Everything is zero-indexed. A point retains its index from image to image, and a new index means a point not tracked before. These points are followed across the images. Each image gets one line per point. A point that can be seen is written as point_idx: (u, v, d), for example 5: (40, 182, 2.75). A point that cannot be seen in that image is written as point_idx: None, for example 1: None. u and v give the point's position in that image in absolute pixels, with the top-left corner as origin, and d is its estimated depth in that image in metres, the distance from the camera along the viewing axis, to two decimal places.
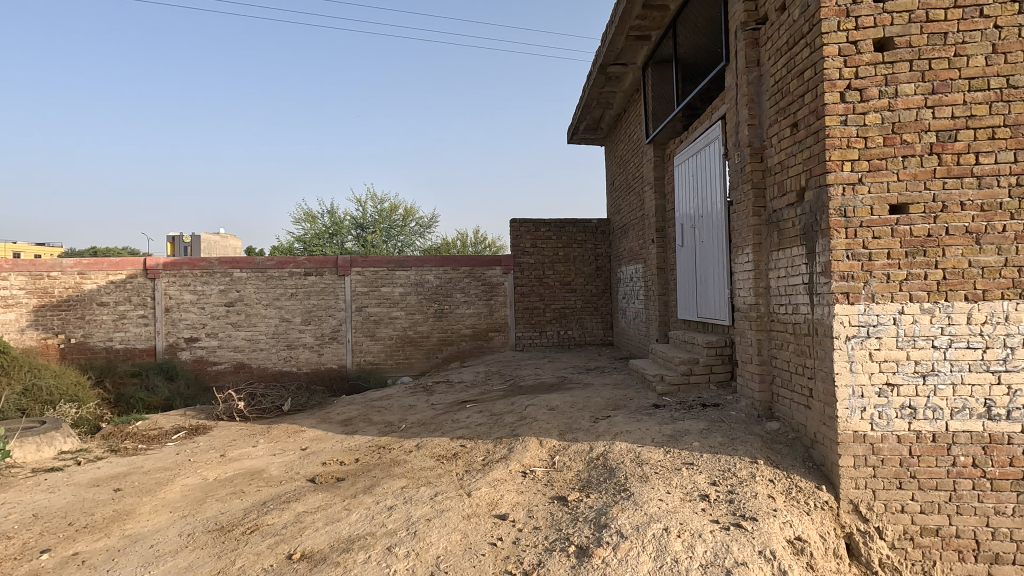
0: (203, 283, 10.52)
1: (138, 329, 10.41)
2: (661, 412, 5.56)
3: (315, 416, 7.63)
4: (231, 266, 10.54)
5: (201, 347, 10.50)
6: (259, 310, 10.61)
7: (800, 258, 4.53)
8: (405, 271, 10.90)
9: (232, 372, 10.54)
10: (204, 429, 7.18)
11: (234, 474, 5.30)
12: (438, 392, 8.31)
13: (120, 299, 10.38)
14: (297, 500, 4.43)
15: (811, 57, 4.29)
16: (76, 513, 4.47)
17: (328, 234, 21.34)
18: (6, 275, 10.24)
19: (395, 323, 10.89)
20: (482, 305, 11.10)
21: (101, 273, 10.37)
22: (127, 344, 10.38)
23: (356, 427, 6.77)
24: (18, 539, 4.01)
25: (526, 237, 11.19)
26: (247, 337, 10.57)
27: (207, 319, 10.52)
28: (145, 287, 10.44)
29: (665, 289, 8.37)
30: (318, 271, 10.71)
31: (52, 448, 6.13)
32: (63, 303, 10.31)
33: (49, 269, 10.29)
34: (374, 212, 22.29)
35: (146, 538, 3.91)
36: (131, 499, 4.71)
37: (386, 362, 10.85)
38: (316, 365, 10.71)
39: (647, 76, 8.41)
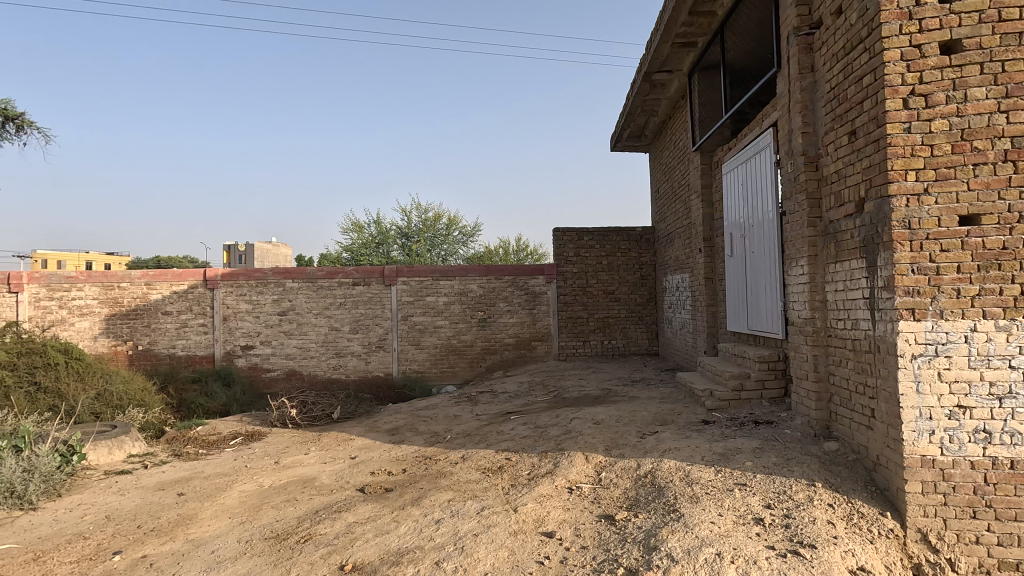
0: (258, 293, 10.96)
1: (199, 337, 10.94)
2: (710, 429, 5.41)
3: (364, 424, 7.81)
4: (284, 276, 10.95)
5: (256, 354, 10.93)
6: (310, 319, 10.96)
7: (860, 271, 4.33)
8: (449, 281, 11.05)
9: (285, 379, 10.92)
10: (259, 435, 7.47)
11: (288, 481, 5.47)
12: (482, 403, 8.34)
13: (183, 308, 10.94)
14: (348, 510, 4.54)
15: (870, 62, 4.11)
16: (144, 516, 4.72)
17: (374, 243, 21.90)
18: (81, 286, 10.92)
19: (440, 331, 11.05)
20: (525, 314, 11.12)
21: (166, 284, 10.95)
22: (188, 351, 10.92)
23: (403, 437, 6.90)
24: (93, 539, 4.27)
25: (569, 246, 11.13)
26: (298, 345, 10.94)
27: (261, 328, 10.95)
28: (205, 297, 10.97)
29: (713, 300, 8.18)
30: (366, 281, 11.00)
31: (122, 451, 6.51)
32: (131, 312, 10.93)
33: (119, 280, 10.96)
34: (419, 221, 22.76)
35: (208, 544, 4.09)
36: (194, 504, 4.95)
37: (431, 371, 11.02)
38: (363, 372, 10.97)
39: (693, 83, 8.24)
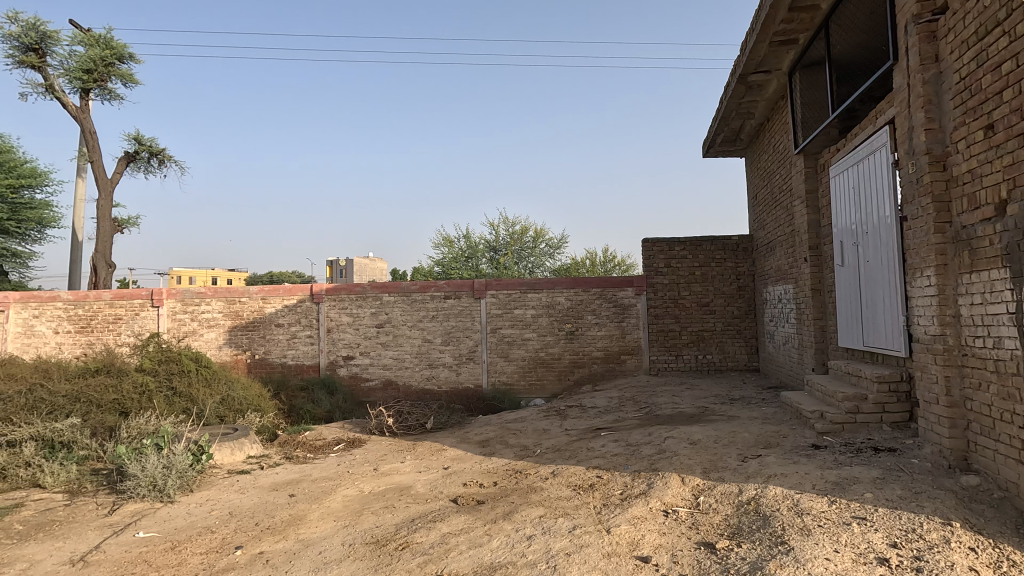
0: (358, 306, 11.64)
1: (306, 347, 11.77)
2: (822, 455, 4.99)
3: (456, 435, 8.00)
4: (381, 291, 11.55)
5: (356, 364, 11.59)
6: (405, 331, 11.46)
7: (1002, 283, 3.82)
8: (537, 293, 11.11)
9: (382, 389, 11.47)
10: (360, 442, 7.89)
11: (386, 488, 5.72)
12: (571, 417, 8.26)
13: (293, 321, 11.84)
14: (443, 520, 4.66)
15: (1010, 48, 3.65)
16: (261, 514, 5.13)
17: (464, 257, 22.56)
18: (208, 301, 12.02)
19: (528, 344, 11.12)
20: (614, 327, 10.91)
21: (278, 298, 11.90)
22: (297, 360, 11.77)
23: (493, 449, 6.98)
24: (219, 533, 4.70)
25: (659, 256, 10.80)
26: (394, 356, 11.46)
27: (361, 339, 11.60)
28: (312, 310, 11.81)
29: (821, 313, 7.57)
30: (456, 294, 11.34)
31: (241, 452, 7.13)
32: (249, 324, 11.97)
33: (240, 295, 12.02)
34: (507, 235, 23.18)
35: (316, 545, 4.36)
36: (303, 506, 5.31)
37: (519, 384, 11.10)
38: (454, 384, 11.27)
39: (794, 82, 7.75)
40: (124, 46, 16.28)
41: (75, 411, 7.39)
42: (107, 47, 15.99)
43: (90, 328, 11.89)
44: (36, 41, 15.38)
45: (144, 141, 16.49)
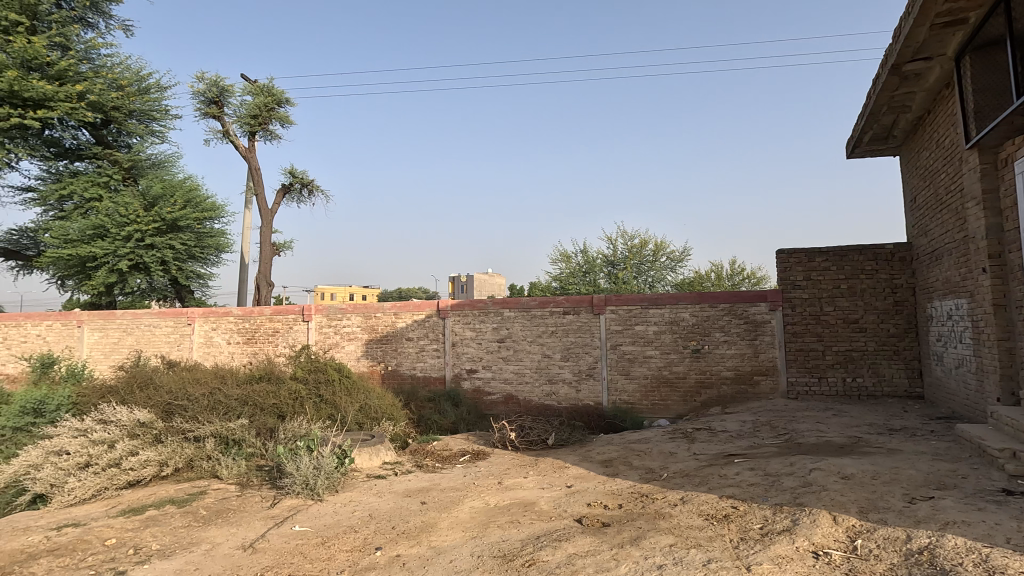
0: (480, 321, 12.06)
1: (433, 360, 12.39)
2: (1018, 502, 4.20)
3: (577, 453, 7.92)
4: (502, 306, 11.87)
5: (479, 378, 11.98)
6: (525, 346, 11.64)
7: None
8: (659, 309, 10.73)
9: (503, 403, 11.72)
10: (484, 455, 8.11)
11: (511, 503, 5.81)
12: (700, 441, 7.80)
13: (421, 335, 12.53)
14: (568, 540, 4.61)
15: None
16: (397, 518, 5.46)
17: (582, 272, 22.51)
18: (348, 316, 13.09)
19: (650, 361, 10.74)
20: (745, 345, 10.17)
21: (409, 313, 12.66)
22: (425, 373, 12.41)
23: (617, 470, 6.81)
24: (361, 533, 5.09)
25: (797, 269, 9.92)
26: (515, 371, 11.69)
27: (483, 353, 11.98)
28: (438, 325, 12.43)
29: (1008, 333, 6.43)
30: (575, 310, 11.32)
31: (378, 457, 7.67)
32: (383, 337, 12.82)
33: (375, 310, 12.96)
34: (625, 249, 22.76)
35: (447, 553, 4.54)
36: (434, 513, 5.56)
37: (641, 403, 10.74)
38: (574, 400, 11.20)
39: (964, 67, 6.76)
40: (282, 92, 18.66)
41: (244, 413, 8.46)
42: (269, 94, 18.44)
43: (255, 339, 13.51)
44: (217, 94, 18.18)
45: (297, 174, 18.66)
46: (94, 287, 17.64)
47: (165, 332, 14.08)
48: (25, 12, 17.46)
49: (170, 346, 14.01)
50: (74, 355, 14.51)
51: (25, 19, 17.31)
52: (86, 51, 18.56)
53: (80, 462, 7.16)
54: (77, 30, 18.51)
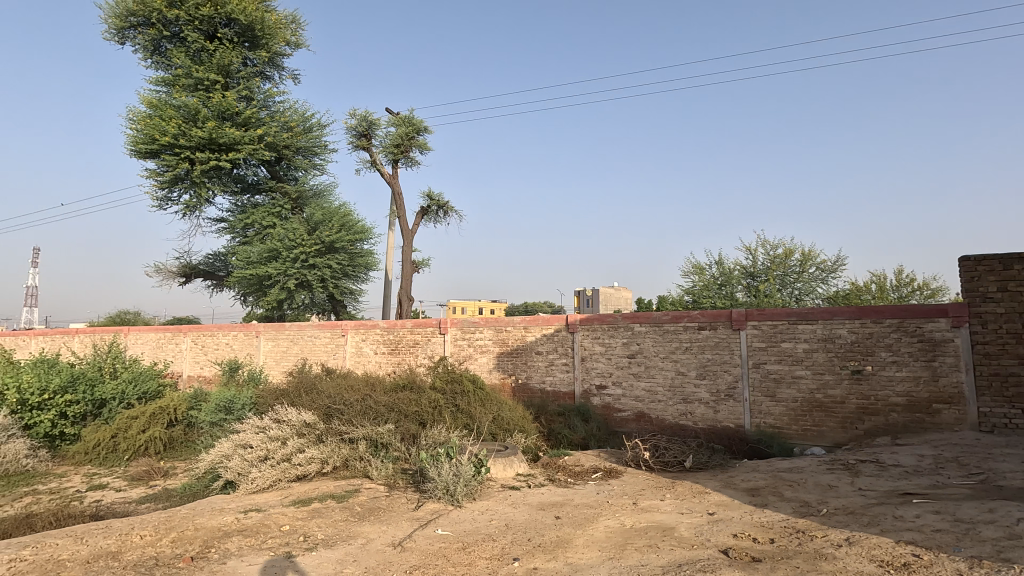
0: (610, 336, 11.83)
1: (562, 374, 12.37)
2: None
3: (719, 479, 7.41)
4: (632, 321, 11.57)
5: (609, 394, 11.74)
6: (658, 363, 11.21)
7: None
8: (810, 325, 9.74)
9: (635, 421, 11.35)
10: (617, 473, 7.92)
11: (648, 526, 5.59)
12: (866, 475, 6.90)
13: (551, 349, 12.58)
14: (713, 572, 4.31)
15: None
16: (532, 531, 5.51)
17: (717, 284, 21.23)
18: (481, 329, 13.44)
19: (801, 383, 9.76)
20: (920, 368, 8.83)
21: (538, 327, 12.76)
22: (554, 387, 12.42)
23: (765, 500, 6.25)
24: (499, 543, 5.21)
25: (988, 278, 8.45)
26: (647, 388, 11.29)
27: (613, 369, 11.73)
28: (567, 339, 12.40)
29: None
30: (712, 325, 10.68)
31: (512, 468, 7.83)
32: (513, 351, 13.04)
33: (506, 324, 13.26)
34: (767, 259, 21.08)
35: (584, 571, 4.49)
36: (569, 529, 5.53)
37: (791, 428, 9.79)
38: (711, 422, 10.53)
39: None
40: (421, 121, 20.21)
41: (391, 418, 9.14)
42: (410, 124, 20.02)
43: (398, 350, 14.55)
44: (366, 128, 20.19)
45: (434, 196, 19.98)
46: (268, 302, 20.33)
47: (324, 342, 15.76)
48: (220, 72, 20.85)
49: (327, 355, 15.64)
50: (254, 361, 16.80)
51: (220, 78, 20.67)
52: (264, 99, 21.66)
53: (261, 456, 8.25)
54: (258, 83, 21.68)
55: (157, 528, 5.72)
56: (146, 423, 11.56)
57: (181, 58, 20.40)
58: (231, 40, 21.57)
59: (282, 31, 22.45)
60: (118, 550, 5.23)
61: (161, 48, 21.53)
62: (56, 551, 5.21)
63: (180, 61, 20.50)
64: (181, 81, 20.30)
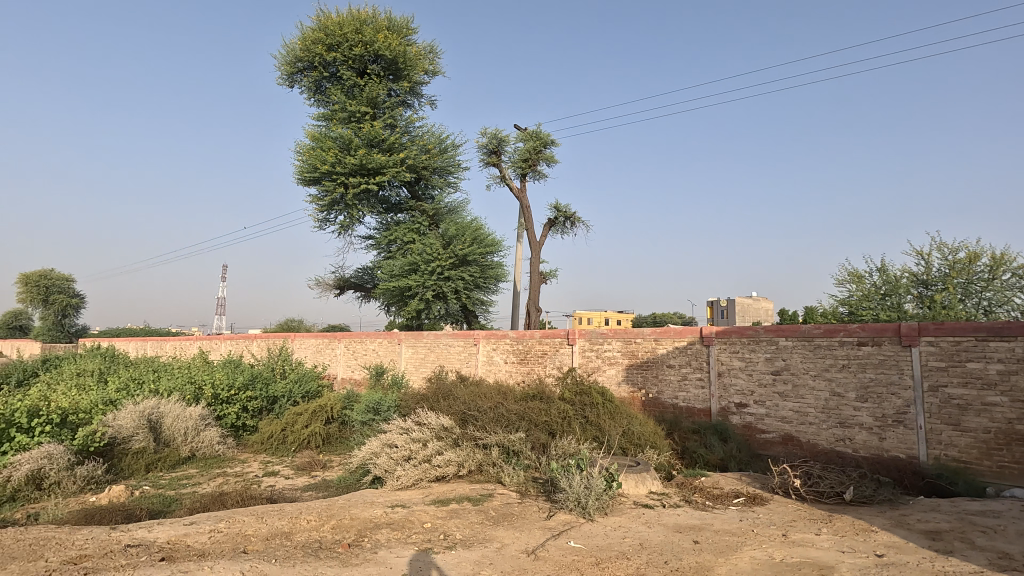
0: (751, 350, 10.86)
1: (697, 391, 11.51)
2: None
3: (888, 517, 6.50)
4: (777, 334, 10.55)
5: (750, 413, 10.76)
6: (808, 382, 10.07)
7: None
8: (1005, 342, 8.16)
9: (781, 444, 10.29)
10: (762, 500, 7.29)
11: (801, 561, 5.07)
12: None
13: (684, 362, 11.79)
14: None
15: None
16: (669, 553, 5.28)
17: (879, 294, 18.79)
18: (609, 341, 13.16)
19: (994, 411, 8.19)
20: None
21: (670, 339, 12.09)
22: (688, 403, 11.62)
23: (951, 547, 5.36)
24: (634, 562, 5.06)
25: None
26: (795, 409, 10.18)
27: (755, 387, 10.73)
28: (702, 353, 11.55)
29: None
30: (876, 340, 9.35)
31: (645, 486, 7.57)
32: (644, 363, 12.44)
33: (636, 335, 12.70)
34: (944, 265, 18.24)
35: None
36: (709, 556, 5.21)
37: (982, 465, 8.24)
38: (876, 451, 9.23)
39: None
40: (548, 135, 20.61)
41: (522, 427, 9.33)
42: (538, 139, 20.53)
43: (527, 359, 14.81)
44: (496, 145, 21.07)
45: (561, 208, 20.20)
46: (409, 312, 21.94)
47: (458, 351, 16.59)
48: (369, 104, 23.11)
49: (461, 363, 16.43)
50: (396, 367, 18.20)
51: (369, 109, 22.90)
52: (406, 126, 23.58)
53: (404, 455, 8.91)
54: (400, 111, 23.67)
55: (320, 514, 6.42)
56: (309, 419, 13.08)
57: (338, 95, 22.96)
58: (378, 75, 23.83)
59: (421, 61, 24.34)
60: (290, 531, 5.96)
61: (321, 88, 24.42)
62: (244, 526, 6.07)
63: (336, 98, 23.09)
64: (337, 115, 22.84)
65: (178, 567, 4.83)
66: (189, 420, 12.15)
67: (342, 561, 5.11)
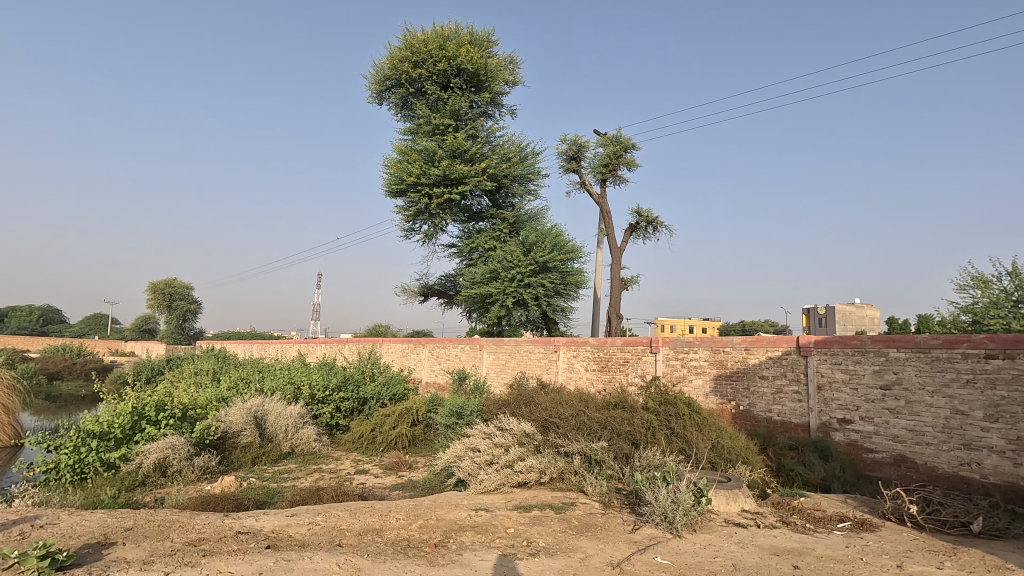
0: (856, 362, 9.99)
1: (794, 404, 10.76)
2: None
3: None
4: (886, 345, 9.62)
5: (855, 431, 9.89)
6: (924, 398, 9.09)
7: None
8: None
9: (892, 466, 9.35)
10: (871, 526, 6.66)
11: None
12: None
13: (778, 373, 11.07)
14: None
15: None
16: None
17: (1011, 301, 16.64)
18: (695, 349, 12.61)
19: None
20: None
21: (763, 349, 11.40)
22: (783, 417, 10.88)
23: None
24: None
25: None
26: (908, 427, 9.22)
27: (860, 402, 9.86)
28: (799, 364, 10.79)
29: None
30: (1008, 354, 8.24)
31: (736, 503, 7.18)
32: (734, 373, 11.82)
33: (724, 344, 12.10)
34: None
35: None
36: None
37: None
38: (1009, 479, 8.09)
39: None
40: (629, 139, 20.23)
41: (604, 436, 9.16)
42: (618, 143, 20.23)
43: (609, 367, 14.54)
44: (575, 151, 20.97)
45: (643, 213, 19.75)
46: (490, 318, 22.31)
47: (538, 357, 16.63)
48: (452, 116, 23.87)
49: (542, 370, 16.45)
50: (478, 372, 18.54)
51: (452, 121, 23.65)
52: (487, 135, 24.11)
53: (487, 460, 9.05)
54: (482, 121, 24.24)
55: (408, 513, 6.65)
56: (396, 421, 13.62)
57: (423, 109, 23.92)
58: (460, 88, 24.58)
59: (501, 72, 24.83)
60: (380, 527, 6.22)
61: (407, 103, 25.55)
62: (339, 520, 6.42)
63: (421, 111, 24.06)
64: (422, 128, 23.80)
65: (282, 555, 5.19)
66: (289, 418, 13.06)
67: (429, 560, 5.25)
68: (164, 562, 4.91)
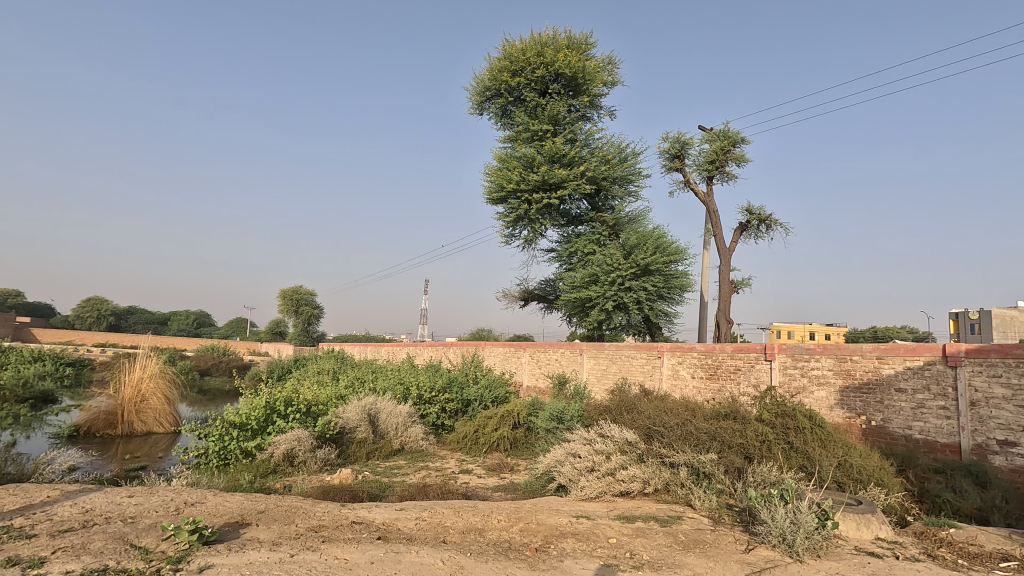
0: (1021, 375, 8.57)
1: (940, 422, 9.46)
2: None
3: None
4: None
5: (1021, 455, 8.46)
6: None
7: None
8: None
9: None
10: None
11: None
12: None
13: (919, 386, 9.79)
14: None
15: None
16: None
17: None
18: (817, 358, 11.54)
19: None
20: None
21: (899, 358, 10.15)
22: (927, 436, 9.60)
23: None
24: None
25: None
26: None
27: None
28: (946, 376, 9.47)
29: None
30: None
31: (869, 530, 6.43)
32: (864, 385, 10.63)
33: (852, 352, 10.95)
34: None
35: None
36: None
37: None
38: None
39: None
40: (737, 133, 19.08)
41: (714, 448, 8.64)
42: (725, 138, 19.17)
43: (717, 375, 13.73)
44: (678, 149, 20.18)
45: (754, 211, 18.51)
46: (591, 323, 22.09)
47: (640, 363, 16.15)
48: (550, 121, 24.02)
49: (644, 376, 15.94)
50: (579, 377, 18.38)
51: (551, 126, 23.77)
52: (585, 138, 23.94)
53: (588, 466, 8.91)
54: (581, 124, 24.12)
55: (509, 515, 6.73)
56: (498, 424, 13.88)
57: (522, 117, 24.35)
58: (558, 93, 24.66)
59: (599, 73, 24.57)
60: (483, 527, 6.35)
61: (507, 111, 26.12)
62: (443, 517, 6.64)
63: (520, 119, 24.50)
64: (521, 135, 24.20)
65: (390, 547, 5.46)
66: (399, 416, 13.79)
67: (530, 564, 5.26)
68: (290, 544, 5.38)
